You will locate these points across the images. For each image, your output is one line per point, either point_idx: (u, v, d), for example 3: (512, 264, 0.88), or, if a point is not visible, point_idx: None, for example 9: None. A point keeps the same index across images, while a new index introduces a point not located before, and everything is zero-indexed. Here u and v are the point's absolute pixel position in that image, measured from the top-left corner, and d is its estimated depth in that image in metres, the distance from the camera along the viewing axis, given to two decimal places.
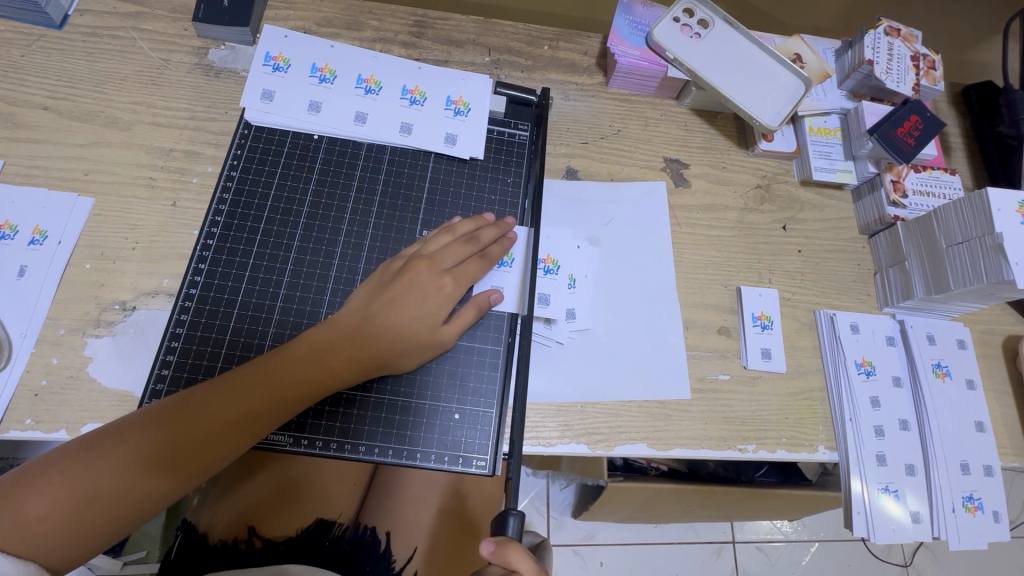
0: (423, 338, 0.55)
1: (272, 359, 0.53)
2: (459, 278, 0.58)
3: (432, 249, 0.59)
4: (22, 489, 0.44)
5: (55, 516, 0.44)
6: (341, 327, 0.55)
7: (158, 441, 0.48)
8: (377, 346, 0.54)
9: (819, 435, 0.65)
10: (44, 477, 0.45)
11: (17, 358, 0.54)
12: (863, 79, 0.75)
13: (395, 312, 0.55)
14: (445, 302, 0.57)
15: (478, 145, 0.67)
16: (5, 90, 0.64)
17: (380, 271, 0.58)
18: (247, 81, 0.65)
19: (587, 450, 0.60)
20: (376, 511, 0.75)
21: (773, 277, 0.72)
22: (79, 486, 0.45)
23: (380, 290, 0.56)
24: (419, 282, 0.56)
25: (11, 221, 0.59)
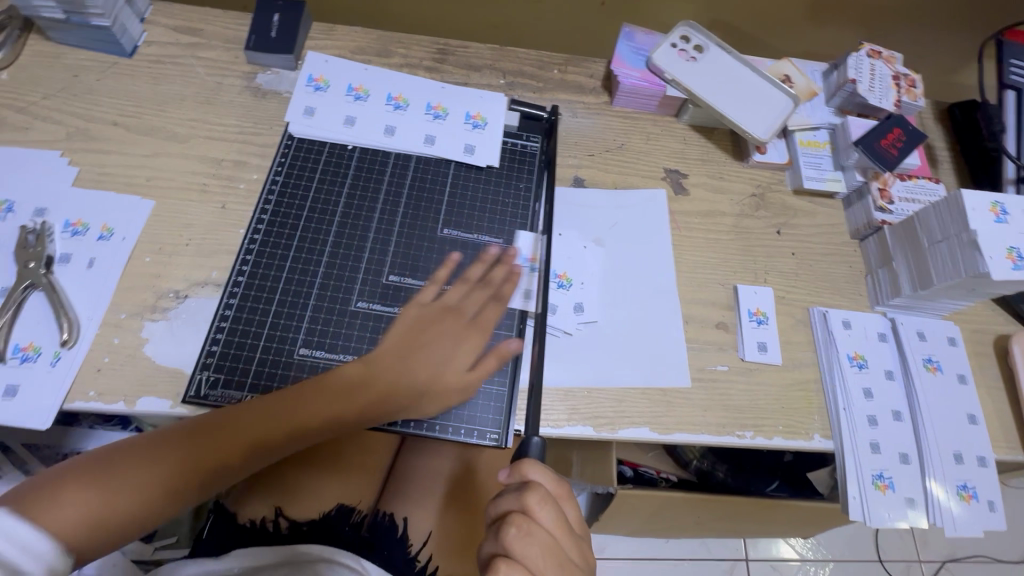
0: (452, 382, 0.60)
1: (311, 388, 0.57)
2: (484, 327, 0.63)
3: (460, 297, 0.64)
4: (63, 490, 0.46)
5: (92, 517, 0.46)
6: (372, 364, 0.59)
7: (198, 452, 0.51)
8: (408, 384, 0.59)
9: (815, 424, 0.69)
10: (86, 481, 0.47)
11: (84, 338, 0.61)
12: (848, 96, 0.82)
13: (429, 356, 0.60)
14: (473, 351, 0.62)
15: (494, 153, 0.75)
16: (82, 109, 0.73)
17: (416, 311, 0.62)
18: (292, 99, 0.74)
19: (593, 432, 0.65)
20: (393, 499, 0.79)
21: (768, 277, 0.77)
22: (120, 489, 0.47)
23: (416, 329, 0.61)
24: (450, 331, 0.62)
25: (83, 219, 0.66)
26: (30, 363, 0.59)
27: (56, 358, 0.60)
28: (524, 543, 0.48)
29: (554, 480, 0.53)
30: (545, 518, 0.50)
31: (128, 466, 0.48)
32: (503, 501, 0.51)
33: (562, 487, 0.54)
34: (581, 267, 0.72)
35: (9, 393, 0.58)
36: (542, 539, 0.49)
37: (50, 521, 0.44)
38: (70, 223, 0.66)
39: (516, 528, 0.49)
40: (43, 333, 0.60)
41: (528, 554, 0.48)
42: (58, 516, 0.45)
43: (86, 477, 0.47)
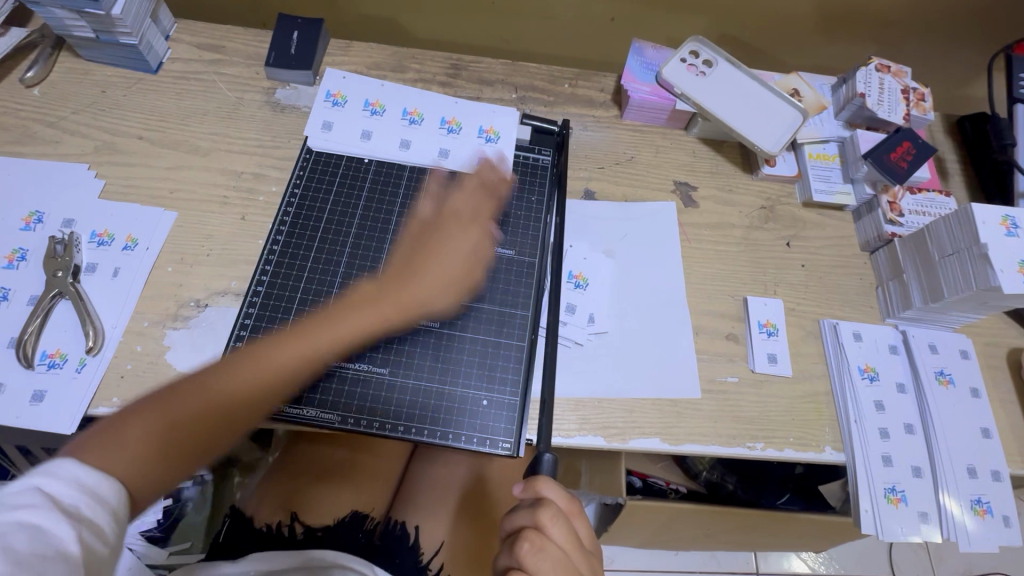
0: (459, 269, 0.64)
1: (330, 312, 0.58)
2: (478, 218, 0.68)
3: (450, 204, 0.68)
4: (118, 427, 0.43)
5: (150, 449, 0.44)
6: (383, 282, 0.62)
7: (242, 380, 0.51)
8: (416, 284, 0.61)
9: (826, 436, 0.69)
10: (142, 415, 0.45)
11: (108, 345, 0.63)
12: (856, 110, 0.83)
13: (431, 252, 0.63)
14: (473, 242, 0.66)
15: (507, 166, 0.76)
16: (109, 124, 0.75)
17: (410, 229, 0.67)
18: (311, 114, 0.76)
19: (604, 442, 0.65)
20: (405, 507, 0.79)
21: (778, 289, 0.77)
22: (176, 421, 0.46)
23: (418, 235, 0.65)
24: (447, 225, 0.66)
25: (109, 230, 0.69)
26: (57, 370, 0.61)
27: (81, 365, 0.61)
28: (536, 558, 0.49)
29: (565, 497, 0.54)
30: (557, 534, 0.50)
31: (174, 401, 0.47)
32: (517, 515, 0.52)
33: (573, 505, 0.54)
34: (591, 279, 0.73)
35: (36, 399, 0.60)
36: (554, 554, 0.49)
37: (113, 454, 0.41)
38: (97, 234, 0.68)
39: (529, 543, 0.49)
40: (69, 341, 0.62)
41: (539, 568, 0.49)
42: (119, 449, 0.42)
43: (138, 414, 0.45)
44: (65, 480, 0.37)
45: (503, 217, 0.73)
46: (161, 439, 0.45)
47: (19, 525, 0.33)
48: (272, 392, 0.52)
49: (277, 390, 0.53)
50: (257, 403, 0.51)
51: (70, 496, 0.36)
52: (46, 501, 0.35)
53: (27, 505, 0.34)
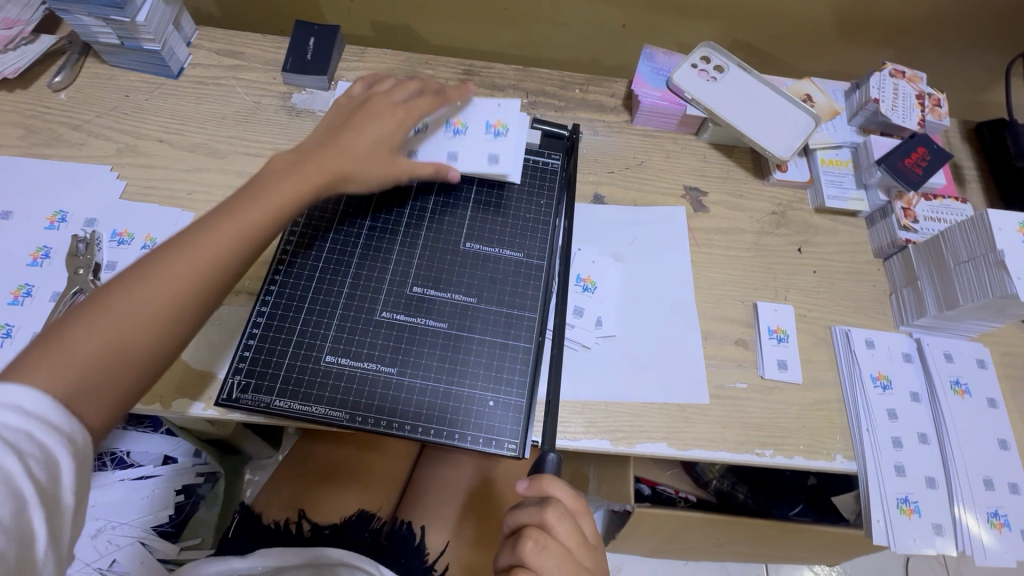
0: (383, 153, 0.66)
1: (256, 185, 0.60)
2: (411, 110, 0.69)
3: (381, 92, 0.70)
4: (56, 336, 0.47)
5: (93, 352, 0.47)
6: (313, 149, 0.64)
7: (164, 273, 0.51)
8: (342, 157, 0.63)
9: (837, 445, 0.68)
10: (80, 322, 0.47)
11: None
12: (870, 115, 0.82)
13: (354, 137, 0.65)
14: (398, 129, 0.67)
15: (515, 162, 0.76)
16: (131, 127, 0.78)
17: (328, 123, 0.67)
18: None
19: (611, 446, 0.65)
20: (412, 508, 0.80)
21: (789, 295, 0.76)
22: (111, 317, 0.48)
23: (342, 123, 0.67)
24: (374, 113, 0.67)
25: (129, 229, 0.71)
26: None
27: None
28: (539, 557, 0.49)
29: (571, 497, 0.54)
30: (560, 532, 0.50)
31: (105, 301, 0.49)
32: (520, 513, 0.52)
33: (578, 501, 0.54)
34: (599, 282, 0.73)
35: None
36: (557, 552, 0.50)
37: (55, 365, 0.45)
38: (117, 233, 0.70)
39: (532, 541, 0.49)
40: None
41: (542, 566, 0.49)
42: (59, 357, 0.45)
43: (74, 319, 0.48)
44: (8, 408, 0.40)
45: (510, 218, 0.75)
46: (103, 338, 0.47)
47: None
48: (200, 283, 0.52)
49: (208, 286, 0.53)
50: (195, 306, 0.52)
51: (12, 423, 0.40)
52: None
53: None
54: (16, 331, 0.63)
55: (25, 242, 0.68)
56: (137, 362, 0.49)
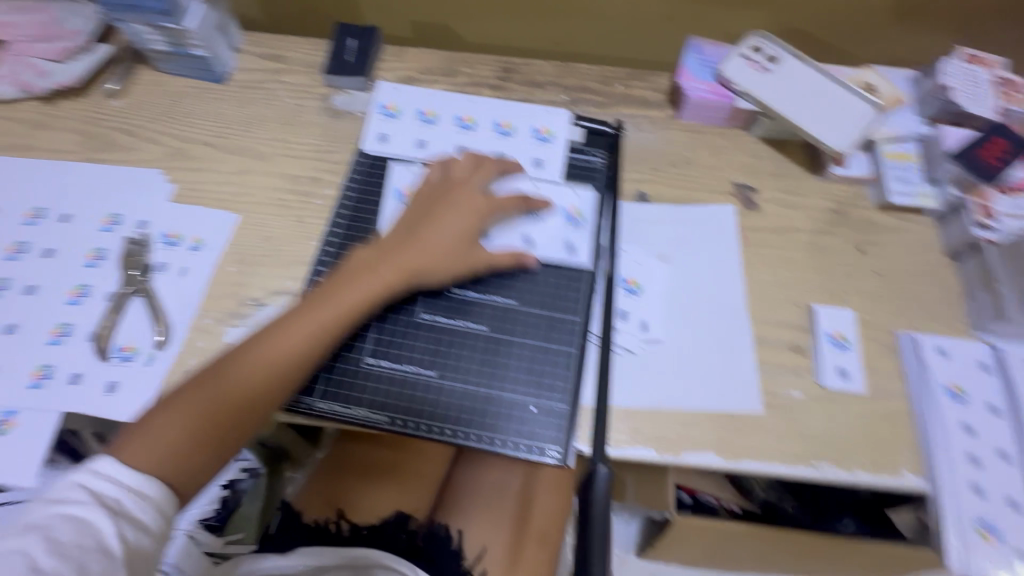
0: (457, 250, 0.64)
1: (334, 284, 0.61)
2: (490, 202, 0.67)
3: (462, 176, 0.69)
4: (152, 422, 0.52)
5: (179, 442, 0.52)
6: (387, 245, 0.64)
7: (246, 371, 0.55)
8: (417, 255, 0.63)
9: (905, 461, 0.63)
10: (173, 411, 0.53)
11: (176, 340, 0.66)
12: (942, 105, 0.76)
13: (432, 233, 0.64)
14: (475, 223, 0.66)
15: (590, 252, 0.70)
16: (180, 131, 0.80)
17: (407, 214, 0.67)
18: (380, 214, 0.72)
19: (656, 455, 0.63)
20: (450, 511, 0.79)
21: (849, 299, 0.71)
22: (189, 412, 0.53)
23: (421, 213, 0.66)
24: (454, 204, 0.66)
25: (178, 231, 0.72)
26: (130, 362, 0.64)
27: (151, 358, 0.65)
28: None
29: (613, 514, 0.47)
30: None
31: (196, 394, 0.54)
32: None
33: None
34: (645, 284, 0.70)
35: (111, 389, 0.63)
36: None
37: (143, 448, 0.51)
38: (168, 235, 0.72)
39: None
40: (141, 335, 0.66)
41: None
42: (151, 442, 0.51)
43: (169, 408, 0.53)
44: (107, 479, 0.48)
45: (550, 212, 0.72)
46: (188, 429, 0.52)
47: (67, 518, 0.45)
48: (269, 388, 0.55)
49: (277, 389, 0.56)
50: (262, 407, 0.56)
51: (111, 491, 0.47)
52: (88, 497, 0.46)
53: (74, 501, 0.46)
54: (76, 329, 0.66)
55: (84, 244, 0.71)
56: (213, 453, 0.53)
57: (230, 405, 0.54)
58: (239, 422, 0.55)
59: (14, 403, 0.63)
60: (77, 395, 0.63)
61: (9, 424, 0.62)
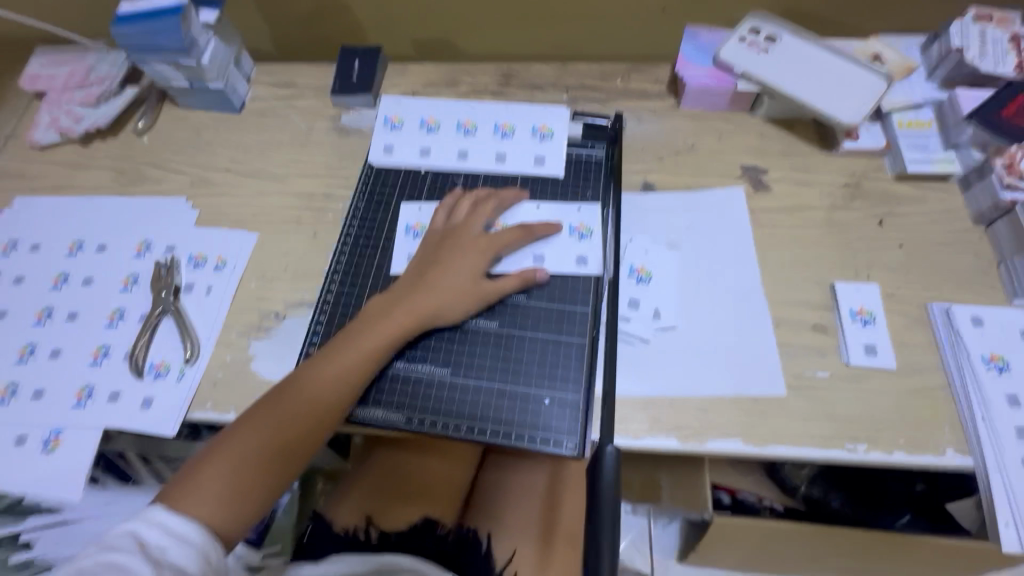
0: (466, 290, 0.64)
1: (350, 332, 0.62)
2: (495, 240, 0.67)
3: (465, 220, 0.69)
4: (193, 474, 0.54)
5: (220, 493, 0.53)
6: (397, 292, 0.64)
7: (275, 422, 0.57)
8: (428, 298, 0.63)
9: (946, 437, 0.60)
10: (211, 460, 0.55)
11: (203, 355, 0.69)
12: (954, 66, 0.74)
13: (439, 275, 0.64)
14: (483, 261, 0.65)
15: (603, 263, 0.68)
16: (202, 161, 0.85)
17: (415, 260, 0.67)
18: (394, 251, 0.72)
19: (678, 444, 0.61)
20: (478, 514, 0.79)
21: (872, 273, 0.69)
22: (229, 463, 0.55)
23: (428, 259, 0.66)
24: (460, 247, 0.66)
25: (203, 253, 0.76)
26: (162, 378, 0.68)
27: (181, 373, 0.68)
28: None
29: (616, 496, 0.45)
30: None
31: (230, 447, 0.55)
32: None
33: None
34: (654, 272, 0.70)
35: (146, 405, 0.67)
36: None
37: (190, 501, 0.52)
38: (193, 256, 0.76)
39: None
40: (172, 352, 0.69)
41: None
42: (195, 493, 0.53)
43: (206, 462, 0.55)
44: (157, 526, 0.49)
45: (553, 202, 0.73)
46: (227, 481, 0.54)
47: (111, 565, 0.46)
48: (298, 436, 0.57)
49: (306, 437, 0.58)
50: (297, 453, 0.57)
51: (158, 540, 0.49)
52: (137, 545, 0.48)
53: (123, 548, 0.47)
54: (113, 350, 0.70)
55: (119, 271, 0.76)
56: (253, 502, 0.55)
57: (268, 455, 0.56)
58: (273, 471, 0.56)
59: (60, 422, 0.67)
60: (115, 411, 0.66)
61: (56, 443, 0.66)
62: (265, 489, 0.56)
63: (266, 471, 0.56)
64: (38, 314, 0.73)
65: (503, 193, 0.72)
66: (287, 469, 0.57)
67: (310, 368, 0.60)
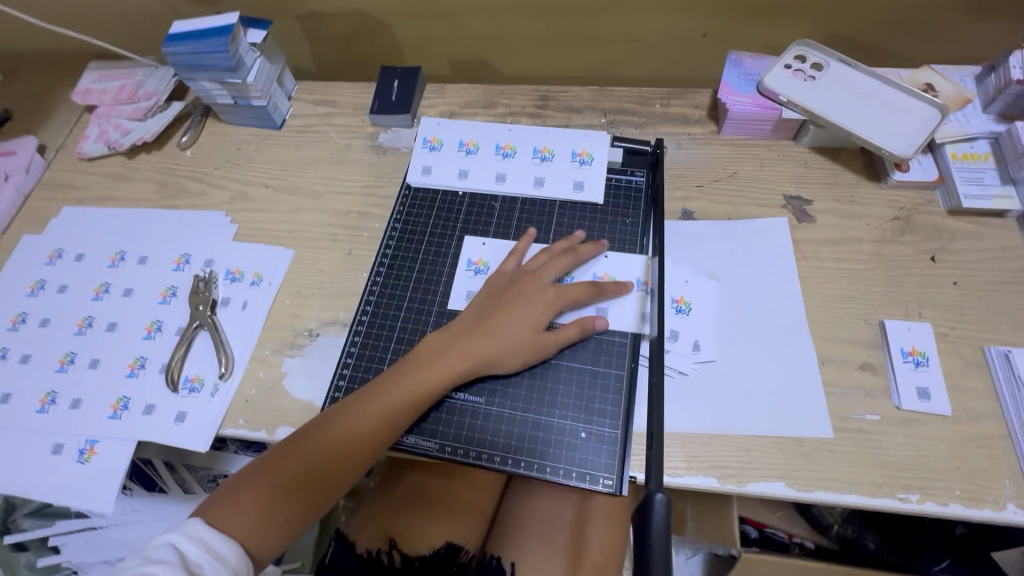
0: (525, 342, 0.62)
1: (403, 369, 0.61)
2: (563, 290, 0.65)
3: (535, 266, 0.67)
4: (233, 494, 0.54)
5: (259, 517, 0.53)
6: (456, 333, 0.63)
7: (318, 453, 0.57)
8: (488, 345, 0.61)
9: (1006, 491, 0.56)
10: (251, 482, 0.55)
11: (237, 371, 0.69)
12: (1013, 99, 0.71)
13: (502, 323, 0.62)
14: (548, 311, 0.63)
15: (639, 323, 0.65)
16: (242, 176, 0.86)
17: (477, 299, 0.66)
18: (453, 285, 0.71)
19: (717, 484, 0.59)
20: (502, 541, 0.77)
21: (924, 312, 0.66)
22: (267, 487, 0.55)
23: (491, 302, 0.65)
24: (525, 293, 0.64)
25: (240, 268, 0.77)
26: (196, 393, 0.68)
27: (215, 389, 0.68)
28: None
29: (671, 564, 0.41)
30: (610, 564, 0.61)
31: (273, 472, 0.55)
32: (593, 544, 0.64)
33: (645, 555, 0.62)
34: (684, 298, 0.68)
35: (179, 419, 0.67)
36: None
37: (226, 520, 0.53)
38: (231, 271, 0.77)
39: None
40: (206, 367, 0.70)
41: None
42: (235, 514, 0.53)
43: (246, 484, 0.55)
44: (195, 540, 0.50)
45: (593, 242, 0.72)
46: (266, 506, 0.54)
47: None
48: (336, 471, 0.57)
49: (344, 472, 0.57)
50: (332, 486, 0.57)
51: (196, 555, 0.49)
52: (176, 558, 0.48)
53: (164, 560, 0.47)
54: (149, 363, 0.71)
55: (158, 283, 0.77)
56: (285, 530, 0.55)
57: (304, 484, 0.56)
58: (307, 501, 0.56)
59: (95, 433, 0.67)
60: (149, 425, 0.67)
61: (90, 453, 0.66)
62: (301, 517, 0.56)
63: (303, 499, 0.56)
64: (79, 324, 0.75)
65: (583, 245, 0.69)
66: (324, 498, 0.57)
67: (360, 403, 0.59)
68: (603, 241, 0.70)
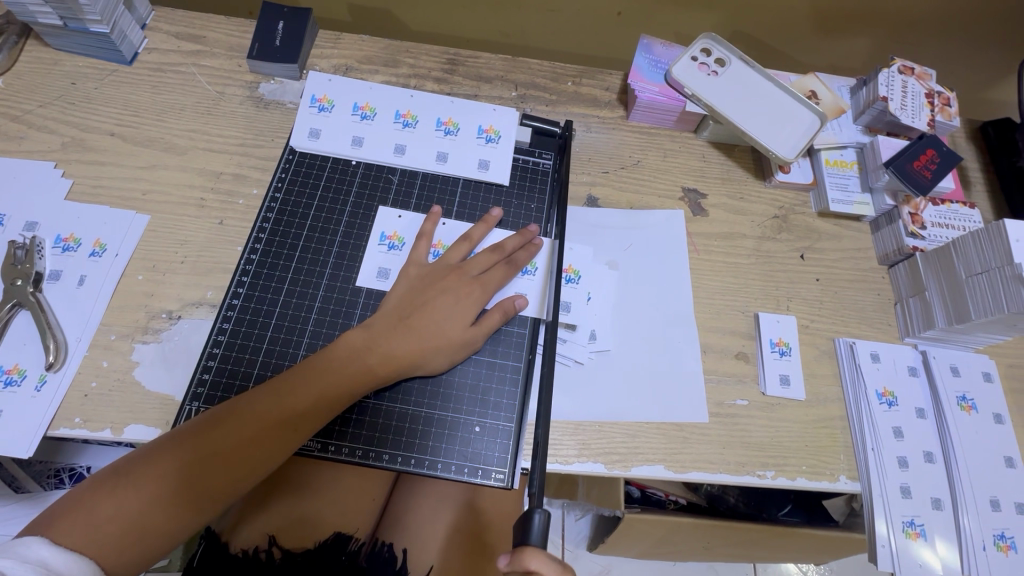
0: (449, 339, 0.59)
1: (309, 367, 0.56)
2: (487, 284, 0.62)
3: (460, 258, 0.64)
4: (89, 505, 0.46)
5: (122, 531, 0.46)
6: (372, 330, 0.58)
7: (207, 460, 0.50)
8: (408, 343, 0.58)
9: (841, 465, 0.65)
10: (116, 491, 0.47)
11: (71, 360, 0.58)
12: (878, 114, 0.78)
13: (424, 320, 0.59)
14: (473, 307, 0.61)
15: (540, 312, 0.65)
16: (78, 118, 0.70)
17: (397, 292, 0.61)
18: (359, 263, 0.65)
19: (604, 469, 0.61)
20: (393, 529, 0.74)
21: (791, 305, 0.73)
22: (135, 495, 0.47)
23: (411, 297, 0.61)
24: (449, 288, 0.61)
25: (74, 235, 0.64)
26: (14, 387, 0.56)
27: (41, 382, 0.57)
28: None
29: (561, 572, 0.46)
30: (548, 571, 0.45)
31: (145, 480, 0.48)
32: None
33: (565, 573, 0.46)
34: (583, 272, 0.69)
35: None
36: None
37: (77, 532, 0.45)
38: (62, 238, 0.63)
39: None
40: (28, 354, 0.58)
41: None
42: (89, 527, 0.45)
43: (108, 493, 0.47)
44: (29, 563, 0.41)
45: (506, 224, 0.70)
46: (137, 515, 0.47)
47: None
48: (228, 479, 0.50)
49: (237, 480, 0.51)
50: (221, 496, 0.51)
51: None
52: None
53: None
54: None
55: None
56: (159, 543, 0.48)
57: (186, 493, 0.49)
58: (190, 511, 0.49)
59: None
60: None
61: None
62: (179, 530, 0.49)
63: (185, 510, 0.49)
64: None
65: (515, 241, 0.66)
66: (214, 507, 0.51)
67: (260, 404, 0.53)
68: (531, 231, 0.67)
